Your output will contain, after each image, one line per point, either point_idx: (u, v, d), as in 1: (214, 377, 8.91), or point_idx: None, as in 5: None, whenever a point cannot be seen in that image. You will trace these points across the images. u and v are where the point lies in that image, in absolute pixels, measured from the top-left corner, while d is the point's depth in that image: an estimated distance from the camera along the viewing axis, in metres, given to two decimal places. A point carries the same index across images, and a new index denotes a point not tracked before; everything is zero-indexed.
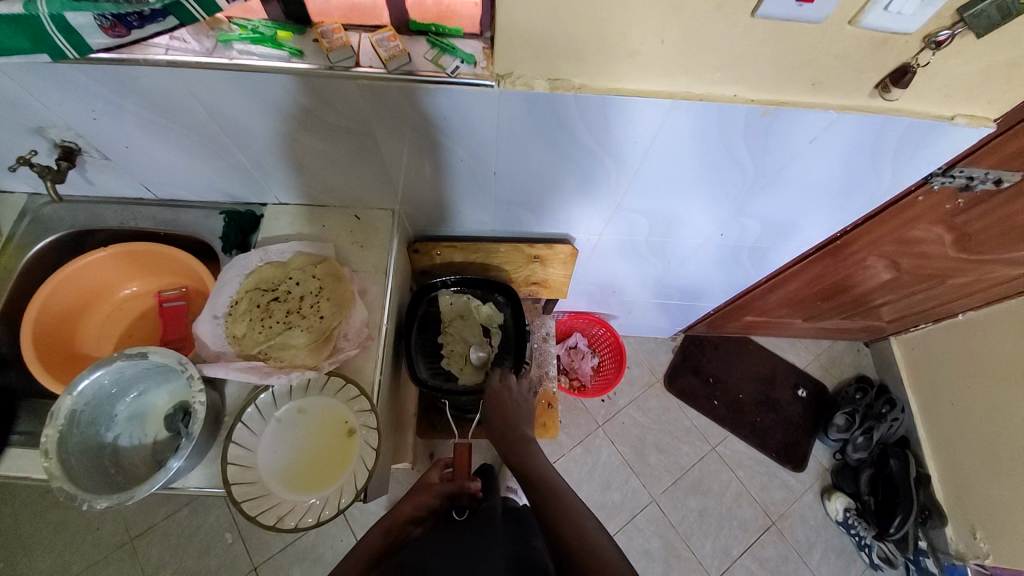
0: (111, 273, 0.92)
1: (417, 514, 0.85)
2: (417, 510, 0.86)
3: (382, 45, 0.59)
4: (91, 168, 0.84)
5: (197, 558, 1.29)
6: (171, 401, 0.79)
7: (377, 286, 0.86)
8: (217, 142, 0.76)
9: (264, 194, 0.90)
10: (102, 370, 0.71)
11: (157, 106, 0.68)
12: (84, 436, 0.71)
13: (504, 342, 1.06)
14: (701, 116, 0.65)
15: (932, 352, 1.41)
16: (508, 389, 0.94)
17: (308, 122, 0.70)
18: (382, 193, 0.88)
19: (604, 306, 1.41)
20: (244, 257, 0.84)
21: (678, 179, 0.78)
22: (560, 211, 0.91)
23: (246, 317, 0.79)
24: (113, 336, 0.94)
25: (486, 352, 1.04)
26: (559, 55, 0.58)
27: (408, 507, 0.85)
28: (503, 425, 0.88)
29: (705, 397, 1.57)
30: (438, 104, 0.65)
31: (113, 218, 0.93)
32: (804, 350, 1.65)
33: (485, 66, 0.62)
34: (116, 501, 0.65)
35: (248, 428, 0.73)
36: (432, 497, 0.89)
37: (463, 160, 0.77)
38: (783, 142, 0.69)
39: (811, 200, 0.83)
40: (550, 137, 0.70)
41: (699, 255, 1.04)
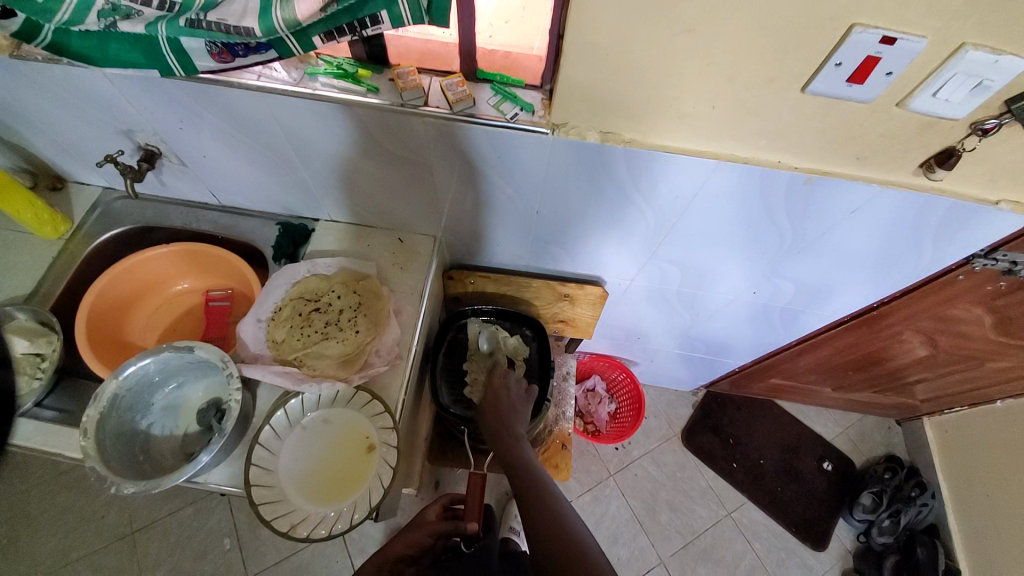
0: (167, 268, 0.98)
1: (408, 553, 0.85)
2: (410, 548, 0.86)
3: (451, 89, 0.65)
4: (167, 171, 0.92)
5: (193, 560, 1.28)
6: (204, 396, 0.82)
7: (411, 307, 0.89)
8: (286, 159, 0.82)
9: (317, 211, 0.95)
10: (149, 358, 0.76)
11: (237, 122, 0.75)
12: (120, 421, 0.74)
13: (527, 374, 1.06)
14: (743, 178, 0.67)
15: (968, 436, 1.34)
16: (508, 390, 0.92)
17: (370, 150, 0.76)
18: (427, 220, 0.92)
19: (627, 352, 1.41)
20: (293, 266, 0.88)
21: (715, 235, 0.80)
22: (596, 254, 0.93)
23: (286, 323, 0.83)
24: (159, 327, 0.99)
25: None
26: (613, 111, 0.62)
27: (399, 546, 0.85)
28: (495, 424, 0.84)
29: (723, 458, 1.52)
30: (495, 145, 0.69)
31: (175, 218, 1.00)
32: (830, 420, 1.60)
33: (542, 114, 0.66)
34: (142, 488, 0.67)
35: (274, 431, 0.76)
36: (424, 535, 0.89)
37: (509, 197, 0.81)
38: (823, 210, 0.71)
39: (847, 268, 0.83)
40: (595, 184, 0.73)
41: (729, 311, 1.05)
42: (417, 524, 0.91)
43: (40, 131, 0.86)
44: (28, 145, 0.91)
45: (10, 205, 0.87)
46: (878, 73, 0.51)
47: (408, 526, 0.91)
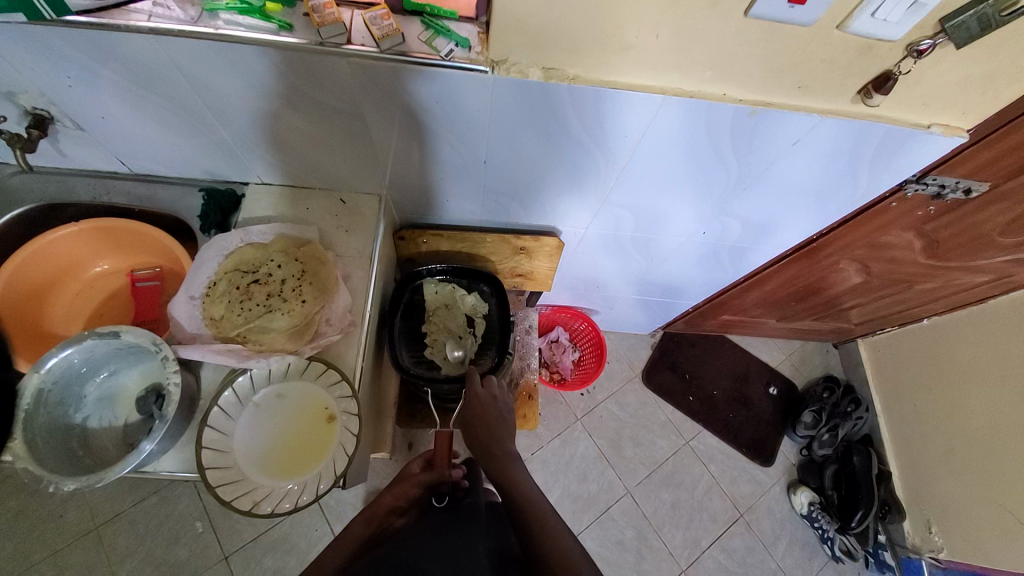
0: (81, 249, 0.88)
1: (398, 505, 0.83)
2: (398, 501, 0.84)
3: (376, 23, 0.59)
4: (64, 139, 0.81)
5: (164, 547, 1.25)
6: (142, 383, 0.76)
7: (361, 272, 0.85)
8: (200, 116, 0.73)
9: (246, 174, 0.87)
10: (73, 348, 0.69)
11: (137, 76, 0.66)
12: (50, 417, 0.68)
13: (485, 331, 1.06)
14: (691, 112, 0.65)
15: (896, 353, 1.47)
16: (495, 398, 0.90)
17: (295, 101, 0.68)
18: (369, 177, 0.86)
19: (586, 300, 1.43)
20: (224, 237, 0.81)
21: (667, 176, 0.79)
22: (549, 203, 0.91)
23: (223, 298, 0.77)
24: (83, 315, 0.90)
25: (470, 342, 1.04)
26: (555, 43, 0.58)
27: (389, 498, 0.84)
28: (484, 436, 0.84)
29: (681, 392, 1.60)
30: (432, 89, 0.64)
31: (84, 192, 0.89)
32: (777, 349, 1.70)
33: (479, 50, 0.61)
34: (84, 484, 0.63)
35: (224, 412, 0.71)
36: (411, 487, 0.87)
37: (453, 147, 0.77)
38: (768, 144, 0.71)
39: (792, 202, 0.85)
40: (541, 127, 0.70)
41: (682, 253, 1.06)
42: (405, 476, 0.90)
43: None
44: None
45: None
46: None
47: (395, 480, 0.90)
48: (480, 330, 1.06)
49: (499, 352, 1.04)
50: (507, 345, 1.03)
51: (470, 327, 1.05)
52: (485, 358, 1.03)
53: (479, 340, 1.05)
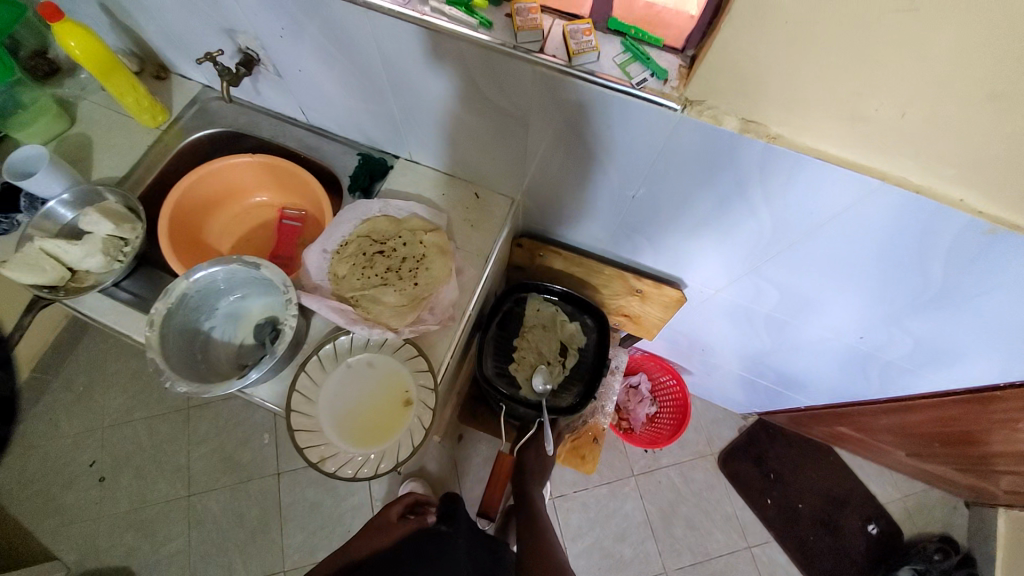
0: (249, 178, 0.98)
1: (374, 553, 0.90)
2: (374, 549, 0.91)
3: (575, 37, 0.56)
4: (263, 79, 0.90)
5: (232, 446, 1.39)
6: (263, 312, 0.82)
7: (474, 270, 0.84)
8: (379, 87, 0.76)
9: (400, 147, 0.91)
10: (219, 267, 0.76)
11: (338, 40, 0.70)
12: (184, 319, 0.76)
13: (572, 365, 1.02)
14: (906, 210, 0.54)
15: None
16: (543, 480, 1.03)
17: (467, 95, 0.69)
18: (510, 180, 0.85)
19: (684, 358, 1.31)
20: (367, 203, 0.85)
21: (839, 266, 0.68)
22: (684, 254, 0.84)
23: (350, 260, 0.81)
24: (234, 235, 1.00)
25: (556, 370, 1.00)
26: (765, 97, 0.50)
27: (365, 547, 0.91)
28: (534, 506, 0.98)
29: (757, 490, 1.42)
30: (609, 114, 0.61)
31: (265, 129, 0.99)
32: (892, 484, 1.44)
33: (675, 86, 0.55)
34: (194, 390, 0.69)
35: (319, 363, 0.76)
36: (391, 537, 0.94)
37: (610, 176, 0.73)
38: (992, 269, 0.57)
39: (991, 339, 0.69)
40: (713, 178, 0.63)
41: (819, 349, 0.92)
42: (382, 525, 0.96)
43: (153, 16, 0.85)
44: (142, 30, 0.92)
45: (116, 88, 0.89)
46: None
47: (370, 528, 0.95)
48: (570, 361, 1.01)
49: (579, 392, 0.99)
50: (591, 387, 0.98)
51: (559, 355, 1.01)
52: (562, 396, 0.99)
53: (564, 372, 1.00)
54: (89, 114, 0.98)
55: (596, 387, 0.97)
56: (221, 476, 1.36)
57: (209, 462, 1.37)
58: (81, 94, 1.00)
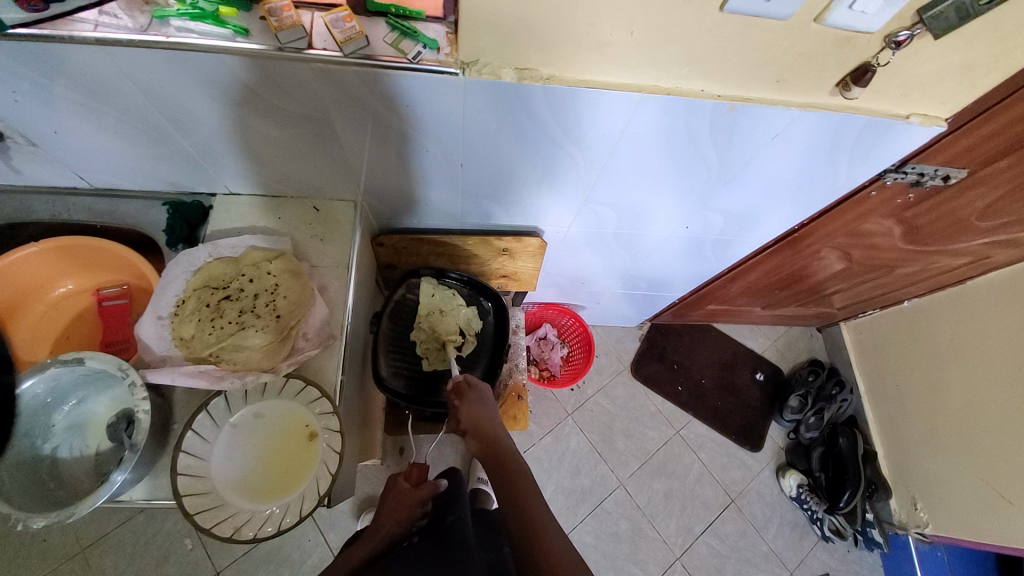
0: (41, 270, 0.84)
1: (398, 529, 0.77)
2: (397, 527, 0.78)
3: (337, 27, 0.56)
4: (16, 155, 0.76)
5: (154, 565, 1.23)
6: (111, 408, 0.71)
7: (338, 283, 0.83)
8: (159, 128, 0.70)
9: (213, 185, 0.84)
10: (35, 378, 0.67)
11: (87, 89, 0.62)
12: (15, 452, 0.66)
13: (474, 350, 1.06)
14: (669, 112, 0.64)
15: (876, 334, 1.49)
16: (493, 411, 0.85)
17: (254, 106, 0.65)
18: (342, 184, 0.84)
19: (573, 296, 1.42)
20: (191, 252, 0.78)
21: (649, 173, 0.78)
22: (527, 203, 0.89)
23: (193, 317, 0.73)
24: (49, 339, 0.86)
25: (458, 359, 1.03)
26: (525, 44, 0.56)
27: (388, 524, 0.78)
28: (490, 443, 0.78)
29: (670, 383, 1.61)
30: (401, 93, 0.62)
31: (44, 210, 0.85)
32: (763, 335, 1.71)
33: (448, 52, 0.58)
34: (53, 519, 0.61)
35: (199, 435, 0.69)
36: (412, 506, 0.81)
37: (429, 152, 0.74)
38: (747, 138, 0.70)
39: (775, 196, 0.85)
40: (518, 129, 0.68)
41: (667, 248, 1.06)
42: (396, 496, 0.82)
43: None
44: None
45: None
46: None
47: (385, 503, 0.82)
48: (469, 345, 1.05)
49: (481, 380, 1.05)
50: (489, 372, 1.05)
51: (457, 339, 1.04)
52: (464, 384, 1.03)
53: (465, 360, 1.05)
54: None
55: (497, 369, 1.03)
56: None
57: None
58: None
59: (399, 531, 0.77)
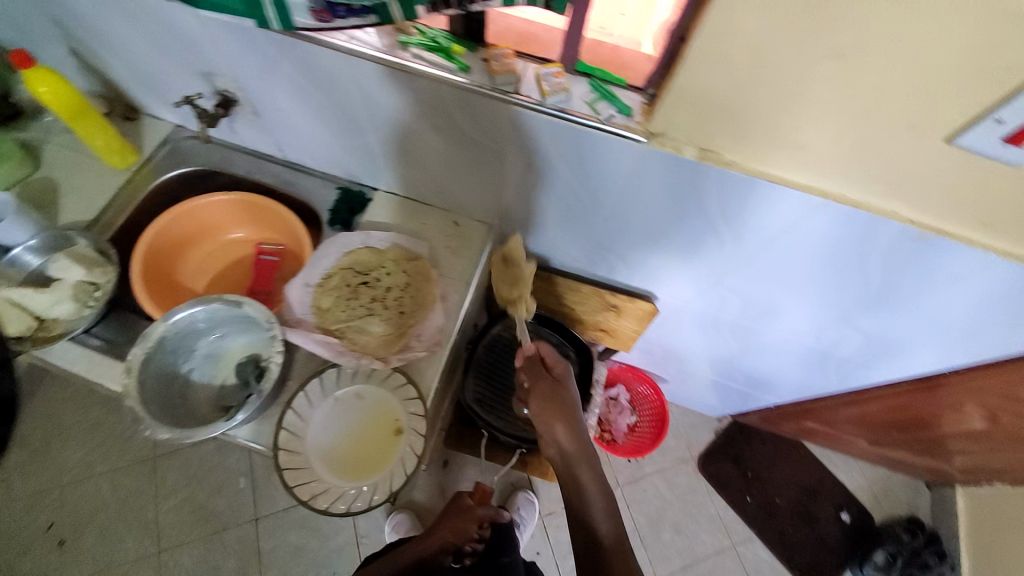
0: (223, 215, 0.97)
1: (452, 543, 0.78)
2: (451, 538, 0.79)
3: (547, 80, 0.62)
4: (240, 119, 0.91)
5: (206, 494, 1.34)
6: (245, 349, 0.81)
7: (457, 295, 0.86)
8: (359, 125, 0.80)
9: (377, 180, 0.94)
10: (199, 307, 0.75)
11: (320, 83, 0.73)
12: (161, 363, 0.74)
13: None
14: (847, 224, 0.61)
15: (995, 511, 1.25)
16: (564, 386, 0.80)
17: (443, 125, 0.72)
18: (485, 206, 0.89)
19: (660, 367, 1.37)
20: (347, 236, 0.87)
21: (797, 276, 0.75)
22: (654, 269, 0.89)
23: (334, 292, 0.82)
24: (208, 274, 0.99)
25: None
26: (717, 130, 0.57)
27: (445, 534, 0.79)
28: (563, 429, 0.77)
29: (738, 490, 1.48)
30: (579, 144, 0.66)
31: (241, 166, 1.00)
32: (858, 472, 1.52)
33: (639, 120, 0.61)
34: (174, 435, 0.67)
35: (307, 398, 0.76)
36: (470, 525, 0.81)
37: (581, 200, 0.78)
38: (923, 270, 0.65)
39: (931, 332, 0.77)
40: (677, 203, 0.69)
41: (784, 351, 0.99)
42: (460, 508, 0.82)
43: (118, 54, 0.87)
44: (109, 70, 0.93)
45: (83, 129, 0.90)
46: None
47: (447, 509, 0.84)
48: None
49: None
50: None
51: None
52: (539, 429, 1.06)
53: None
54: (50, 157, 0.98)
55: None
56: None
57: (181, 513, 1.31)
58: (42, 137, 1.01)
59: (453, 543, 0.79)
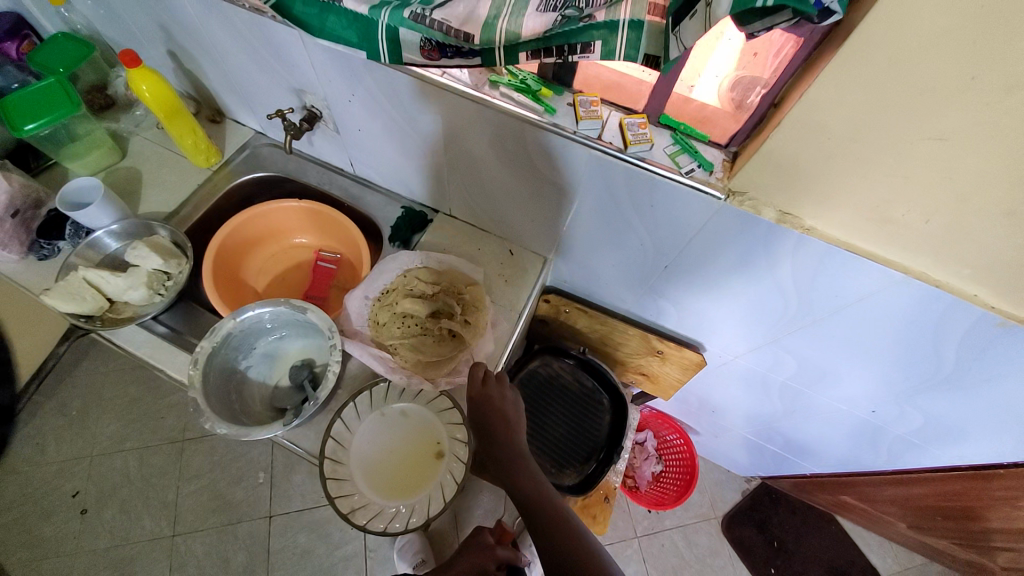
0: (291, 221, 1.02)
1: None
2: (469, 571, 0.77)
3: (632, 130, 0.63)
4: (320, 133, 0.96)
5: (228, 483, 1.32)
6: (300, 353, 0.84)
7: (507, 324, 0.86)
8: (434, 150, 0.83)
9: (440, 203, 0.97)
10: (267, 308, 0.78)
11: (406, 110, 0.77)
12: (225, 358, 0.77)
13: (585, 442, 1.10)
14: (924, 302, 0.60)
15: None
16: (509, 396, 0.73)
17: (520, 161, 0.75)
18: (544, 240, 0.90)
19: (693, 418, 1.34)
20: (408, 255, 0.89)
21: (859, 345, 0.73)
22: (705, 320, 0.89)
23: (391, 307, 0.84)
24: (270, 274, 1.03)
25: (568, 444, 1.09)
26: (801, 196, 0.57)
27: (462, 565, 0.77)
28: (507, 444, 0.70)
29: (762, 558, 1.41)
30: (653, 195, 0.67)
31: (312, 176, 1.05)
32: (892, 557, 1.43)
33: (720, 176, 0.62)
34: (233, 432, 0.69)
35: (356, 411, 0.77)
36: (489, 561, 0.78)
37: (644, 247, 0.79)
38: (1001, 358, 0.63)
39: (999, 421, 0.74)
40: (744, 260, 0.70)
41: (832, 419, 0.96)
42: (481, 543, 0.80)
43: (218, 65, 0.93)
44: (204, 76, 0.99)
45: (177, 130, 0.95)
46: None
47: (466, 543, 0.82)
48: (581, 436, 1.10)
49: (583, 474, 1.08)
50: (592, 470, 1.07)
51: (572, 425, 1.10)
52: (566, 473, 1.08)
53: (575, 449, 1.09)
54: (139, 149, 1.05)
55: (604, 469, 1.05)
56: (212, 515, 1.29)
57: (200, 499, 1.31)
58: (134, 129, 1.08)
59: None
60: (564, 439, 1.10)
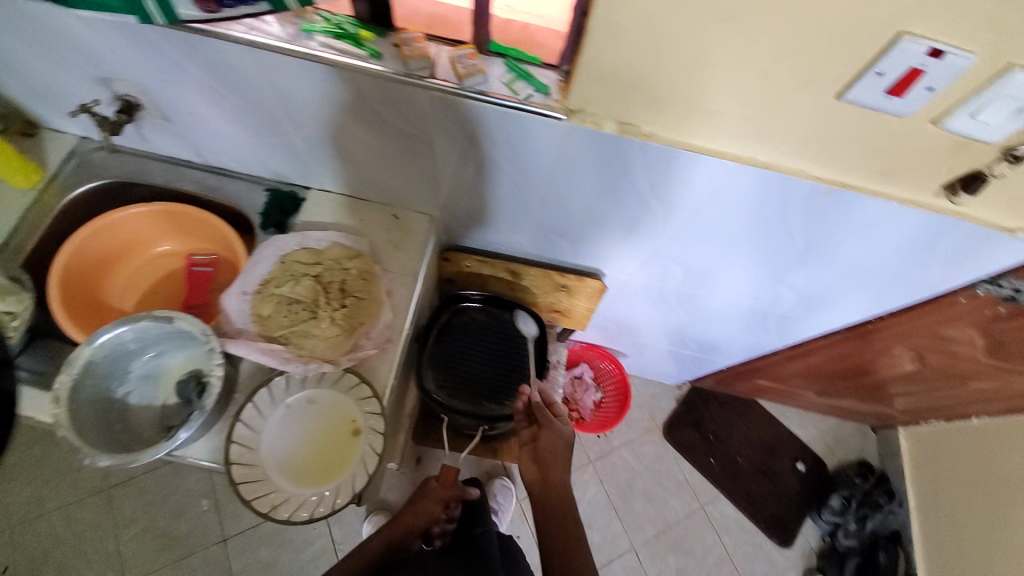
0: (147, 228, 0.93)
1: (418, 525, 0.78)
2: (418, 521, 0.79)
3: (462, 62, 0.61)
4: (148, 124, 0.86)
5: (168, 519, 1.27)
6: (184, 366, 0.78)
7: (404, 290, 0.85)
8: (277, 121, 0.77)
9: (308, 179, 0.91)
10: (127, 327, 0.72)
11: (227, 80, 0.70)
12: (94, 388, 0.71)
13: (514, 368, 1.08)
14: (764, 184, 0.65)
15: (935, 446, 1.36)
16: None
17: (367, 117, 0.71)
18: (423, 197, 0.88)
19: (617, 342, 1.41)
20: (284, 239, 0.84)
21: (728, 239, 0.78)
22: (596, 248, 0.92)
23: (274, 298, 0.79)
24: (138, 291, 0.94)
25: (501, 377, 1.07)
26: (634, 102, 0.58)
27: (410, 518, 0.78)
28: None
29: (703, 453, 1.55)
30: (506, 129, 0.66)
31: (158, 175, 0.94)
32: (811, 424, 1.62)
33: (557, 98, 0.62)
34: (116, 462, 0.64)
35: (257, 410, 0.74)
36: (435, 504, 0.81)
37: (517, 184, 0.78)
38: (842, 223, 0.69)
39: (853, 282, 0.83)
40: (607, 177, 0.71)
41: (728, 315, 1.04)
42: (426, 491, 0.82)
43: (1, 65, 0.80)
44: None
45: None
46: (918, 88, 0.48)
47: (413, 495, 0.82)
48: (511, 364, 1.09)
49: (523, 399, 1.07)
50: None
51: (497, 362, 1.08)
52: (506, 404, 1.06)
53: (509, 377, 1.08)
54: None
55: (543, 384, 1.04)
56: (159, 554, 1.24)
57: (143, 540, 1.24)
58: None
59: (422, 526, 0.78)
60: (495, 375, 1.07)
